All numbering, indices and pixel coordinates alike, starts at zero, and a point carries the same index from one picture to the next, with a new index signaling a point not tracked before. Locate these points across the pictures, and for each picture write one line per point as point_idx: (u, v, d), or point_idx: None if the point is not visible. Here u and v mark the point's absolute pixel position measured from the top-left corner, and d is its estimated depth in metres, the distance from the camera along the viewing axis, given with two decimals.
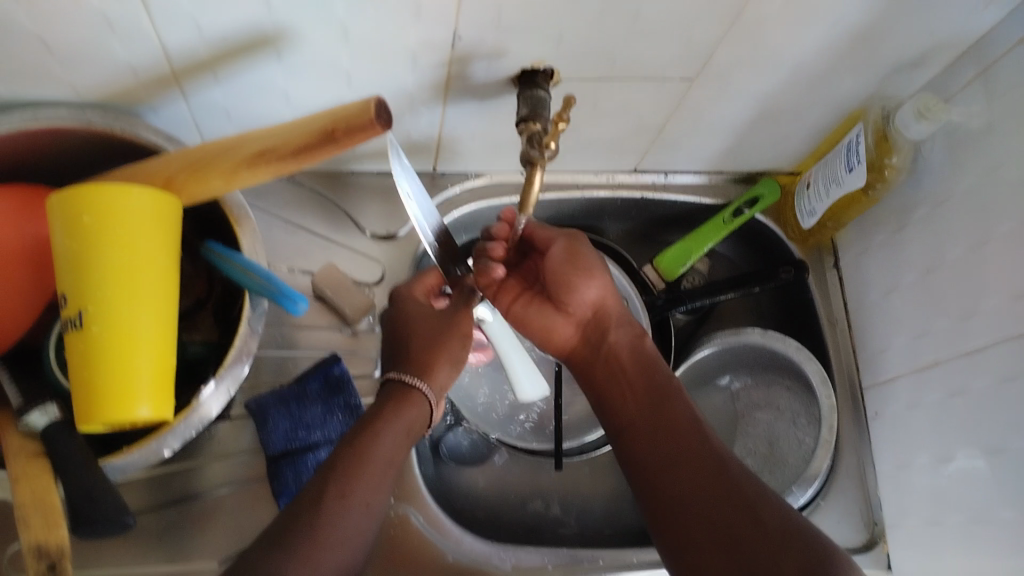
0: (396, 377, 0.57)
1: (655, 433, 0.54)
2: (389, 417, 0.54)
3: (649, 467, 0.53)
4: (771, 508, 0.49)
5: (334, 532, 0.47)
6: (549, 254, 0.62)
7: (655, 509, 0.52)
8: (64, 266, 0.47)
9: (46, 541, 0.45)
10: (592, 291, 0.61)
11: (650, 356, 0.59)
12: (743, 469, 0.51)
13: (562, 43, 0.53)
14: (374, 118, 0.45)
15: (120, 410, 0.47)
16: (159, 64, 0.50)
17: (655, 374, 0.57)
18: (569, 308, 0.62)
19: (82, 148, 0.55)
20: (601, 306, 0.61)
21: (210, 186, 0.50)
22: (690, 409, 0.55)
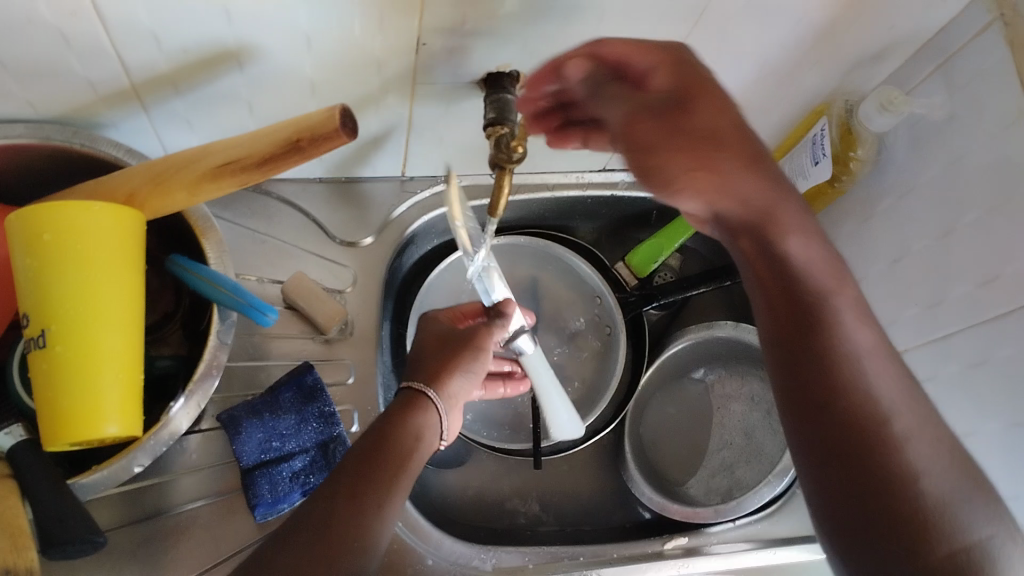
0: (412, 386, 0.56)
1: (797, 347, 0.48)
2: (399, 422, 0.53)
3: (807, 388, 0.47)
4: (909, 418, 0.45)
5: (355, 526, 0.47)
6: (682, 98, 0.48)
7: (800, 419, 0.47)
8: (25, 285, 0.46)
9: (15, 564, 0.42)
10: (699, 173, 0.48)
11: (795, 270, 0.49)
12: (911, 422, 0.44)
13: (526, 46, 0.53)
14: (339, 127, 0.45)
15: (88, 429, 0.47)
16: (117, 78, 0.50)
17: (808, 289, 0.49)
18: (658, 85, 0.49)
19: (39, 165, 0.54)
20: (715, 128, 0.47)
21: (173, 199, 0.50)
22: (864, 339, 0.47)
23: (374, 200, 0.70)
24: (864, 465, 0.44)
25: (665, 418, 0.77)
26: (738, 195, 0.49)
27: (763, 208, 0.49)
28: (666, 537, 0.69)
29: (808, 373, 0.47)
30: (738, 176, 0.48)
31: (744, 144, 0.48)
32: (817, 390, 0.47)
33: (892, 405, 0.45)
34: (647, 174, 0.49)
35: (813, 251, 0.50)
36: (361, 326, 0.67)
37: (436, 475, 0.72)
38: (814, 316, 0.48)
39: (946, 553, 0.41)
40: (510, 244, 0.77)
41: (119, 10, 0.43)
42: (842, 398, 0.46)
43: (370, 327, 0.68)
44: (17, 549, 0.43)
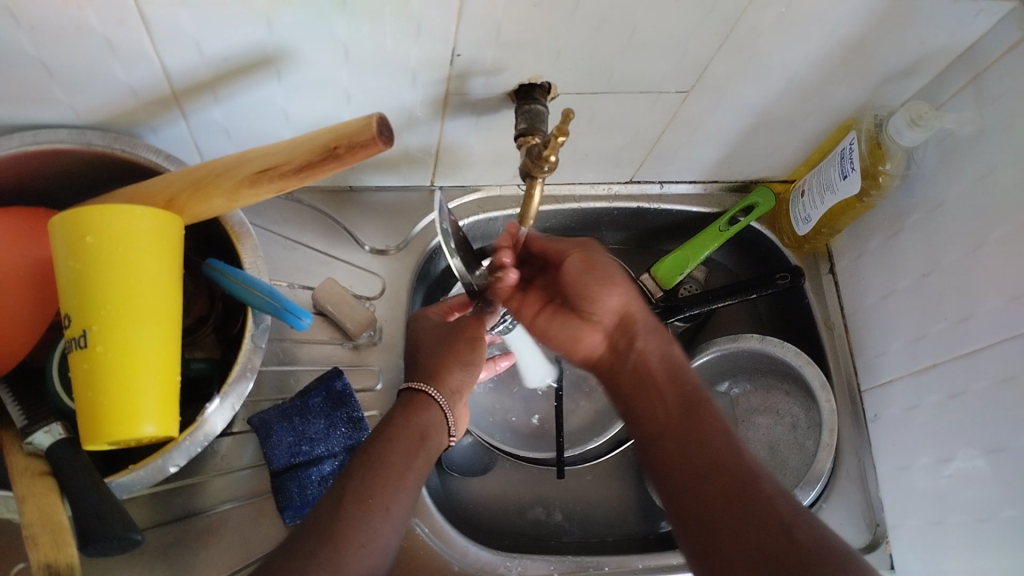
0: (410, 385, 0.57)
1: (686, 445, 0.51)
2: (399, 424, 0.54)
3: (692, 502, 0.49)
4: (787, 501, 0.47)
5: (366, 529, 0.48)
6: (584, 261, 0.59)
7: (699, 525, 0.48)
8: (68, 286, 0.47)
9: (55, 559, 0.44)
10: (617, 294, 0.58)
11: (655, 382, 0.55)
12: (784, 496, 0.47)
13: (559, 59, 0.53)
14: (376, 135, 0.46)
15: (126, 428, 0.47)
16: (160, 85, 0.51)
17: (682, 402, 0.54)
18: (579, 333, 0.59)
19: (80, 170, 0.56)
20: (622, 311, 0.58)
21: (211, 205, 0.51)
22: (737, 441, 0.51)
23: (403, 210, 0.71)
24: (774, 558, 0.44)
25: None
26: (594, 354, 0.59)
27: (620, 345, 0.58)
28: None
29: (694, 480, 0.49)
30: (586, 334, 0.59)
31: (629, 304, 0.58)
32: (694, 502, 0.49)
33: (774, 490, 0.47)
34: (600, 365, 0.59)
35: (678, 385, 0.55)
36: (389, 333, 0.68)
37: (459, 483, 0.72)
38: (680, 436, 0.52)
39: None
40: None
41: (166, 18, 0.45)
42: (739, 497, 0.47)
43: (398, 335, 0.68)
44: (56, 545, 0.45)
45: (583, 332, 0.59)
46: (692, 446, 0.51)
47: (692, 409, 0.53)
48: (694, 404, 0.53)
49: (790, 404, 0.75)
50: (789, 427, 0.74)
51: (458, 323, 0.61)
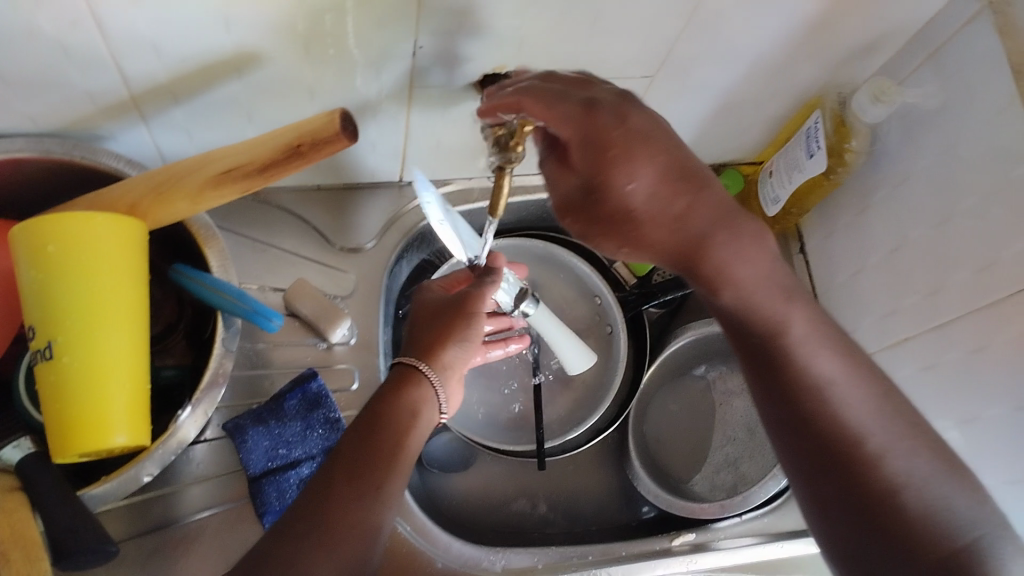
0: (403, 362, 0.56)
1: (777, 391, 0.50)
2: (393, 400, 0.53)
3: (786, 407, 0.50)
4: (881, 437, 0.47)
5: (356, 512, 0.47)
6: (619, 116, 0.46)
7: (794, 428, 0.49)
8: (30, 298, 0.46)
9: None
10: (657, 163, 0.47)
11: (747, 289, 0.50)
12: (879, 439, 0.47)
13: (523, 47, 0.53)
14: (340, 131, 0.45)
15: (97, 439, 0.47)
16: (117, 88, 0.50)
17: (765, 298, 0.50)
18: (619, 186, 0.48)
19: (37, 178, 0.54)
20: (646, 189, 0.48)
21: (175, 208, 0.50)
22: (831, 368, 0.49)
23: (373, 206, 0.71)
24: (849, 485, 0.46)
25: (667, 417, 0.77)
26: (657, 243, 0.50)
27: (676, 213, 0.49)
28: (673, 534, 0.69)
29: (791, 392, 0.49)
30: (638, 203, 0.48)
31: (690, 165, 0.48)
32: (789, 410, 0.49)
33: (866, 422, 0.47)
34: (610, 221, 0.50)
35: (745, 270, 0.50)
36: (363, 332, 0.68)
37: (439, 479, 0.72)
38: (786, 348, 0.49)
39: (957, 552, 0.43)
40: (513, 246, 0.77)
41: (119, 21, 0.44)
42: (827, 417, 0.48)
43: (373, 333, 0.68)
44: (28, 563, 0.43)
45: (607, 185, 0.48)
46: (780, 386, 0.50)
47: (768, 349, 0.50)
48: (772, 343, 0.50)
49: None
50: None
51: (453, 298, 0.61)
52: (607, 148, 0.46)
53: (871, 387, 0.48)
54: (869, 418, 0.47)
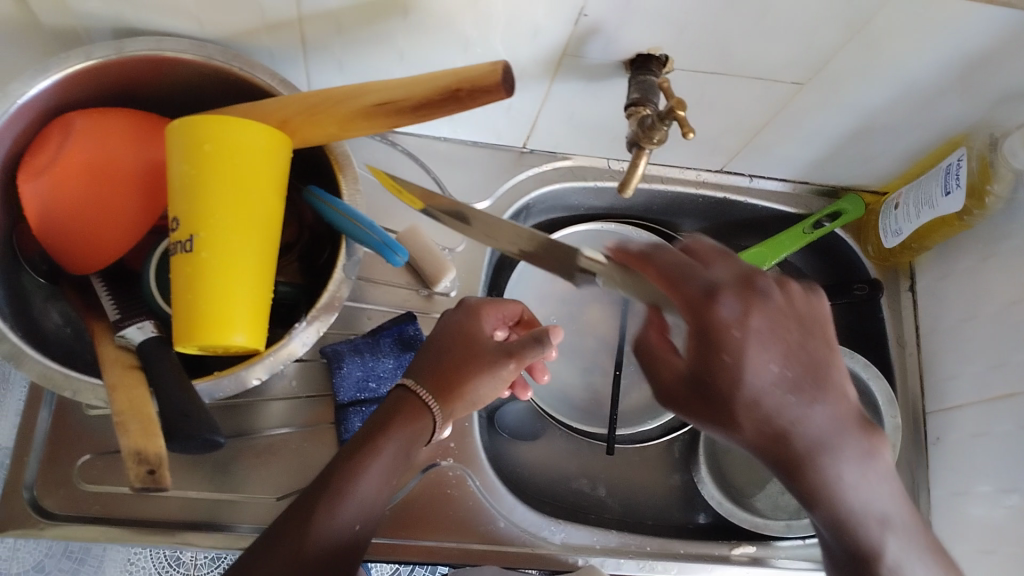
0: (413, 390, 0.53)
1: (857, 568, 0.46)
2: (391, 434, 0.51)
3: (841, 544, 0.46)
4: None
5: (321, 540, 0.46)
6: (743, 318, 0.46)
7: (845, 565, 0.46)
8: (181, 188, 0.49)
9: (145, 447, 0.44)
10: (778, 364, 0.45)
11: (838, 493, 0.45)
12: None
13: (682, 32, 0.53)
14: (500, 83, 0.46)
15: (218, 336, 0.49)
16: (287, 7, 0.51)
17: (871, 524, 0.46)
18: (735, 388, 0.45)
19: (191, 79, 0.57)
20: (772, 371, 0.45)
21: (324, 130, 0.52)
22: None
23: (490, 168, 0.71)
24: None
25: None
26: (762, 356, 0.45)
27: (787, 424, 0.45)
28: (734, 543, 0.68)
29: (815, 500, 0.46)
30: (762, 399, 0.45)
31: (819, 367, 0.46)
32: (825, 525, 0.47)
33: None
34: (715, 411, 0.46)
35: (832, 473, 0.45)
36: (462, 286, 0.69)
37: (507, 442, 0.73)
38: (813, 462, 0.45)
39: None
40: (615, 234, 0.76)
41: None
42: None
43: (471, 289, 0.69)
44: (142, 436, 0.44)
45: (719, 360, 0.45)
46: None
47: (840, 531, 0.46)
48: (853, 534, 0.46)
49: None
50: None
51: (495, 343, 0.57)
52: (733, 352, 0.45)
53: (910, 521, 0.47)
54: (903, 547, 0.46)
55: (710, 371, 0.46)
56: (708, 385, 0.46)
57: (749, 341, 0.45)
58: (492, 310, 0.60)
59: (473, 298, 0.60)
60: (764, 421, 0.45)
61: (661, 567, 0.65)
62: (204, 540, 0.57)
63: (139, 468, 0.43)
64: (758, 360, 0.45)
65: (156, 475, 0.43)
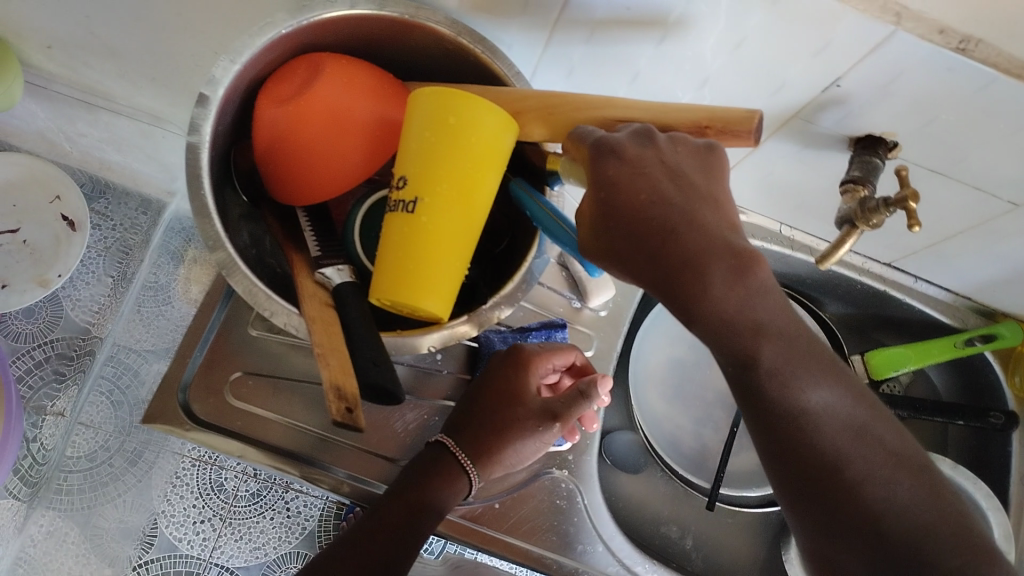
0: (453, 454, 0.56)
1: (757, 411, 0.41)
2: (426, 493, 0.55)
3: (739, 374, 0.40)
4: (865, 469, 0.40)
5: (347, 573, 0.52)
6: (624, 151, 0.41)
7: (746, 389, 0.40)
8: (416, 152, 0.51)
9: (343, 384, 0.47)
10: (645, 189, 0.41)
11: (728, 325, 0.39)
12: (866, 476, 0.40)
13: (924, 125, 0.53)
14: (752, 131, 0.47)
15: (413, 298, 0.50)
16: (554, 9, 0.53)
17: (744, 329, 0.39)
18: (625, 224, 0.41)
19: (432, 47, 0.58)
20: (659, 199, 0.41)
21: (555, 131, 0.54)
22: (823, 405, 0.40)
23: None
24: (833, 502, 0.40)
25: None
26: (641, 187, 0.41)
27: (668, 252, 0.40)
28: None
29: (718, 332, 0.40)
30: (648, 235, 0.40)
31: (698, 207, 0.40)
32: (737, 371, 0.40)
33: (849, 447, 0.40)
34: (615, 252, 0.42)
35: (735, 310, 0.39)
36: (613, 308, 0.70)
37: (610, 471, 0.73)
38: (707, 293, 0.39)
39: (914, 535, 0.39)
40: None
41: None
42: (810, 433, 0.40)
43: (622, 313, 0.70)
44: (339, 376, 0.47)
45: (610, 197, 0.41)
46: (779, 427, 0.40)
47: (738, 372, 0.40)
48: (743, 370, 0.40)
49: None
50: None
51: (540, 403, 0.58)
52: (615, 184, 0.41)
53: (816, 352, 0.41)
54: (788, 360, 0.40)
55: (604, 202, 0.41)
56: (599, 221, 0.42)
57: (626, 171, 0.41)
58: (545, 360, 0.59)
59: (529, 344, 0.59)
60: (643, 255, 0.40)
61: None
62: (327, 482, 0.59)
63: (339, 404, 0.47)
64: (638, 191, 0.41)
65: (353, 414, 0.46)
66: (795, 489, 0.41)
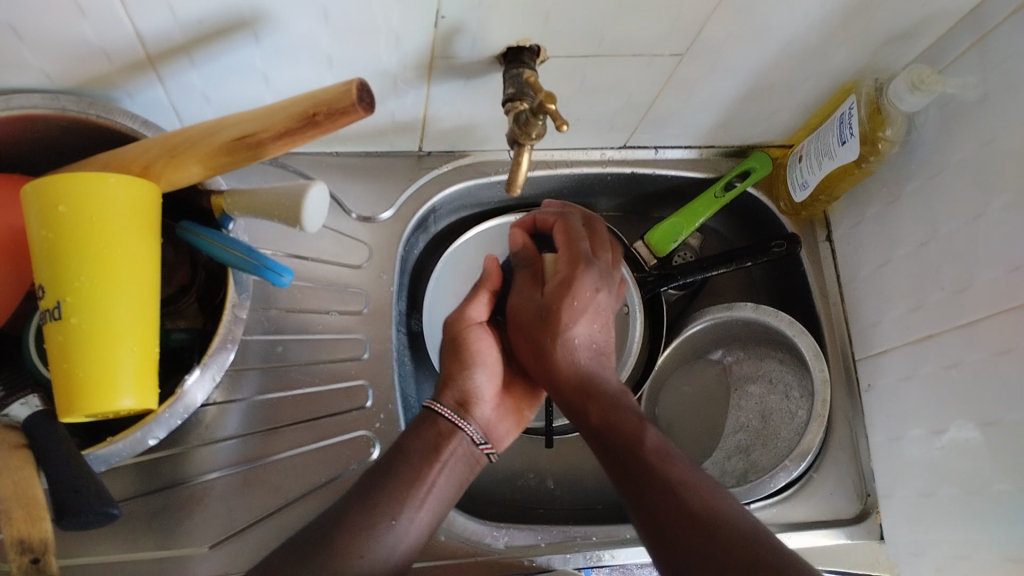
0: (431, 406, 0.59)
1: (629, 475, 0.53)
2: (411, 436, 0.57)
3: (674, 527, 0.49)
4: (729, 529, 0.48)
5: (379, 545, 0.51)
6: (573, 286, 0.61)
7: (668, 543, 0.49)
8: (42, 256, 0.46)
9: (28, 535, 0.45)
10: (592, 325, 0.61)
11: (618, 419, 0.56)
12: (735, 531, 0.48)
13: (546, 20, 0.51)
14: (355, 102, 0.44)
15: (103, 401, 0.46)
16: (132, 49, 0.48)
17: (626, 432, 0.56)
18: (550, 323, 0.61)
19: (51, 135, 0.53)
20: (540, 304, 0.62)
21: (187, 172, 0.49)
22: (686, 474, 0.53)
23: (390, 176, 0.70)
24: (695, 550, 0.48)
25: (681, 398, 0.78)
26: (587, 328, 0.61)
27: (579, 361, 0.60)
28: None
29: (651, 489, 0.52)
30: (618, 413, 0.57)
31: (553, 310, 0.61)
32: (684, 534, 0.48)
33: (719, 517, 0.49)
34: (569, 410, 0.59)
35: (696, 479, 0.52)
36: (375, 300, 0.67)
37: None
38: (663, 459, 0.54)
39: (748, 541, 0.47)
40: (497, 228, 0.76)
41: None
42: (681, 506, 0.50)
43: (386, 301, 0.68)
44: (29, 522, 0.45)
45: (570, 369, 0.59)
46: (647, 488, 0.52)
47: (625, 447, 0.54)
48: (627, 442, 0.55)
49: (783, 371, 0.75)
50: (782, 396, 0.74)
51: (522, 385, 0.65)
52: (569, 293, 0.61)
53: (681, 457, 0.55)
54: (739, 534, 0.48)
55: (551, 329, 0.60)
56: (562, 384, 0.59)
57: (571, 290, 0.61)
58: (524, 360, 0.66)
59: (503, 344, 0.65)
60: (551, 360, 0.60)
61: (608, 555, 0.65)
62: None
63: (23, 557, 0.45)
64: (567, 319, 0.60)
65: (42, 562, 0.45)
66: (659, 536, 0.50)
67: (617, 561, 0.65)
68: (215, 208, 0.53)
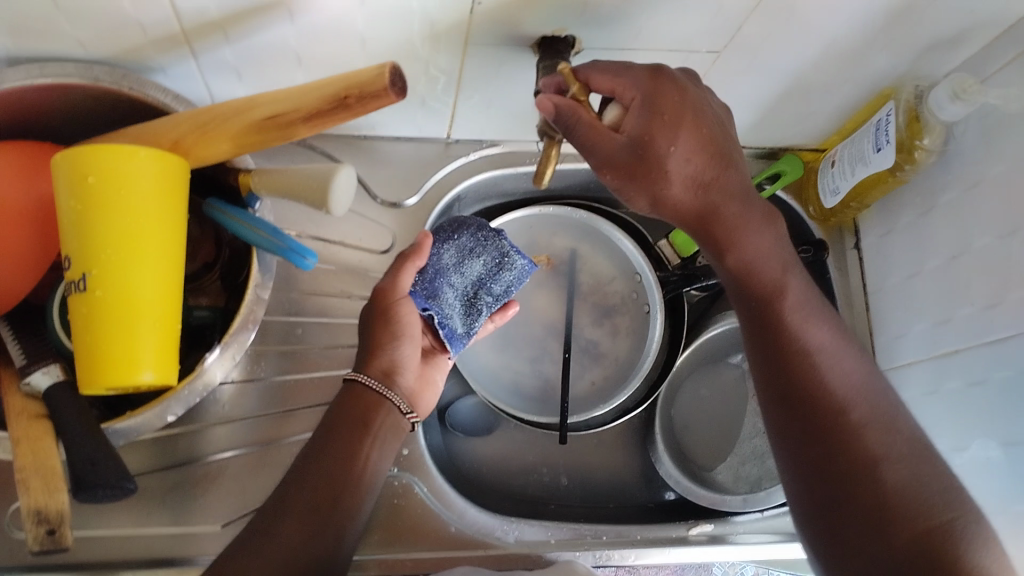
0: (354, 378, 0.54)
1: (766, 337, 0.54)
2: (340, 411, 0.53)
3: (802, 395, 0.52)
4: (865, 410, 0.51)
5: (325, 527, 0.48)
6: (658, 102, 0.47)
7: (790, 407, 0.53)
8: (69, 228, 0.46)
9: (46, 506, 0.45)
10: (691, 158, 0.47)
11: (758, 274, 0.53)
12: (865, 416, 0.51)
13: (585, 12, 0.50)
14: (388, 86, 0.43)
15: (124, 375, 0.46)
16: (168, 23, 0.48)
17: (767, 288, 0.53)
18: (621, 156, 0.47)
19: (84, 105, 0.53)
20: (638, 137, 0.47)
21: (217, 150, 0.49)
22: (823, 341, 0.54)
23: (417, 162, 0.69)
24: (829, 438, 0.51)
25: (697, 401, 0.76)
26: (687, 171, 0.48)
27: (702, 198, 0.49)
28: (692, 522, 0.68)
29: (803, 398, 0.52)
30: (756, 272, 0.53)
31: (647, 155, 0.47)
32: (808, 422, 0.52)
33: (854, 397, 0.52)
34: None
35: (840, 364, 0.53)
36: None
37: (464, 439, 0.72)
38: (816, 364, 0.53)
39: (851, 424, 0.51)
40: (522, 220, 0.75)
41: None
42: (816, 381, 0.52)
43: None
44: (46, 492, 0.46)
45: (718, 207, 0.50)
46: (784, 352, 0.53)
47: (765, 304, 0.54)
48: (765, 299, 0.54)
49: None
50: None
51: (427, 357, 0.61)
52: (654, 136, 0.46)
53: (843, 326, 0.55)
54: (870, 422, 0.51)
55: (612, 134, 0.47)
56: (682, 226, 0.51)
57: (668, 115, 0.47)
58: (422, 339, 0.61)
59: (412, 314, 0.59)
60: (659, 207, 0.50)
61: (618, 555, 0.64)
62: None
63: (39, 528, 0.45)
64: (648, 188, 0.48)
65: (57, 534, 0.46)
66: (790, 408, 0.53)
67: (627, 561, 0.64)
68: (242, 186, 0.53)
